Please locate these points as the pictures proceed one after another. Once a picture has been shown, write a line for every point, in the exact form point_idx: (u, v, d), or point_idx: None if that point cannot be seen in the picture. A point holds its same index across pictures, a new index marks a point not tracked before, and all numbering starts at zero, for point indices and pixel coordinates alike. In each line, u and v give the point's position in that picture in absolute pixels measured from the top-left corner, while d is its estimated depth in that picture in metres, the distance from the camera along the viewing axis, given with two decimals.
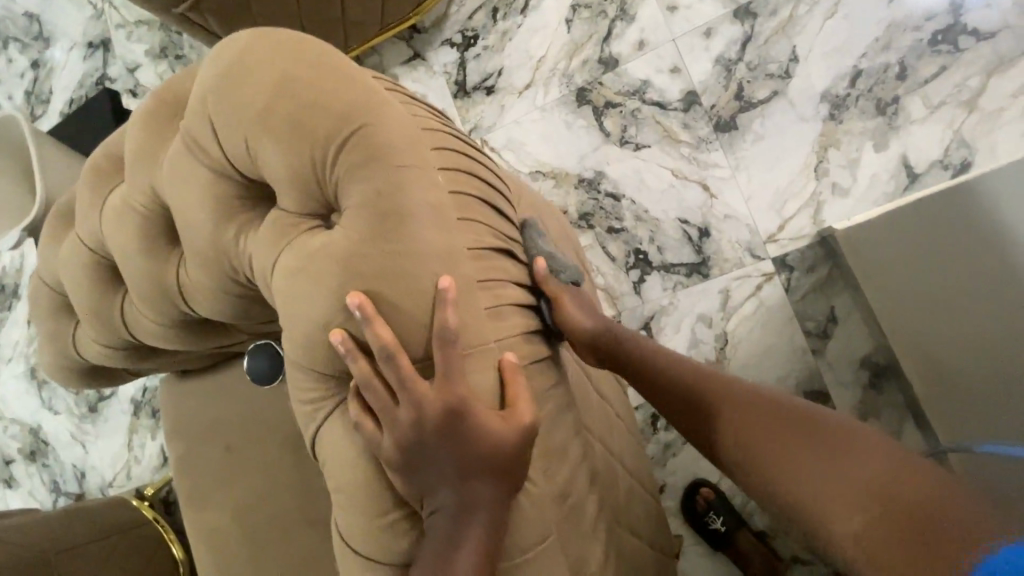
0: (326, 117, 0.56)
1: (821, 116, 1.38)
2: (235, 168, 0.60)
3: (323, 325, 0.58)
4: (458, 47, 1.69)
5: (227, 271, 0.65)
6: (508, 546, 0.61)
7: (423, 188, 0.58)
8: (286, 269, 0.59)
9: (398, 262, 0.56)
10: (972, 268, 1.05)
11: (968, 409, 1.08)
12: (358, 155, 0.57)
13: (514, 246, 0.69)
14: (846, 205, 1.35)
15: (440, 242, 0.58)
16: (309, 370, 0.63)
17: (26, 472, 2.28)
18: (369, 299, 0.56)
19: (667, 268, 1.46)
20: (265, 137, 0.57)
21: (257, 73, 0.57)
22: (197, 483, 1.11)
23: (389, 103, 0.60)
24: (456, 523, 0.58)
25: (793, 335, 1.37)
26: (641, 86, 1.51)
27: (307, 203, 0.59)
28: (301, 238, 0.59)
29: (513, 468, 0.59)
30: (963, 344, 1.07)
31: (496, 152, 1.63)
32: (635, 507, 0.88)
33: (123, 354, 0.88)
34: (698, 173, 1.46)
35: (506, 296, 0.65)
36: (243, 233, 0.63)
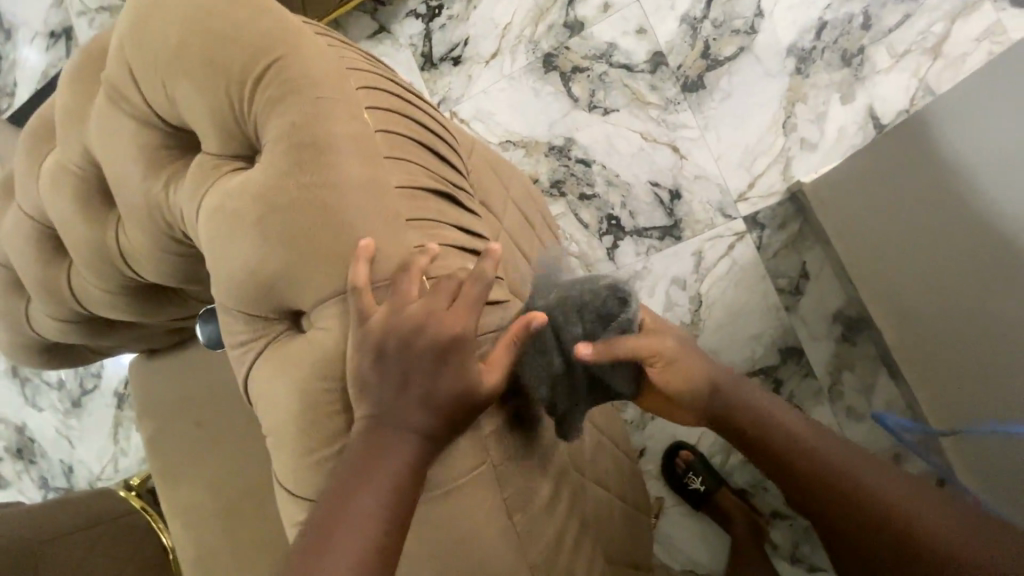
0: (239, 54, 0.59)
1: (788, 70, 1.37)
2: (156, 114, 0.63)
3: (249, 267, 0.60)
4: (423, 18, 1.67)
5: (161, 225, 0.67)
6: (448, 484, 0.61)
7: (344, 120, 0.60)
8: (210, 210, 0.61)
9: (318, 194, 0.57)
10: (926, 213, 1.03)
11: (938, 349, 1.08)
12: (274, 88, 0.59)
13: (457, 191, 0.69)
14: (815, 160, 1.35)
15: (364, 173, 0.59)
16: (242, 314, 0.64)
17: (15, 471, 2.26)
18: (290, 236, 0.58)
19: (640, 232, 1.46)
20: (180, 78, 0.60)
21: (170, 19, 0.61)
22: (170, 461, 1.10)
23: (313, 42, 0.63)
24: (383, 442, 0.56)
25: (765, 293, 1.37)
26: (608, 49, 1.49)
27: (227, 145, 0.62)
28: (221, 178, 0.62)
29: (448, 405, 0.57)
30: (924, 284, 1.07)
31: (465, 124, 1.61)
32: (599, 458, 0.89)
33: (77, 328, 0.88)
34: (667, 135, 1.44)
35: (444, 237, 0.63)
36: (171, 183, 0.65)
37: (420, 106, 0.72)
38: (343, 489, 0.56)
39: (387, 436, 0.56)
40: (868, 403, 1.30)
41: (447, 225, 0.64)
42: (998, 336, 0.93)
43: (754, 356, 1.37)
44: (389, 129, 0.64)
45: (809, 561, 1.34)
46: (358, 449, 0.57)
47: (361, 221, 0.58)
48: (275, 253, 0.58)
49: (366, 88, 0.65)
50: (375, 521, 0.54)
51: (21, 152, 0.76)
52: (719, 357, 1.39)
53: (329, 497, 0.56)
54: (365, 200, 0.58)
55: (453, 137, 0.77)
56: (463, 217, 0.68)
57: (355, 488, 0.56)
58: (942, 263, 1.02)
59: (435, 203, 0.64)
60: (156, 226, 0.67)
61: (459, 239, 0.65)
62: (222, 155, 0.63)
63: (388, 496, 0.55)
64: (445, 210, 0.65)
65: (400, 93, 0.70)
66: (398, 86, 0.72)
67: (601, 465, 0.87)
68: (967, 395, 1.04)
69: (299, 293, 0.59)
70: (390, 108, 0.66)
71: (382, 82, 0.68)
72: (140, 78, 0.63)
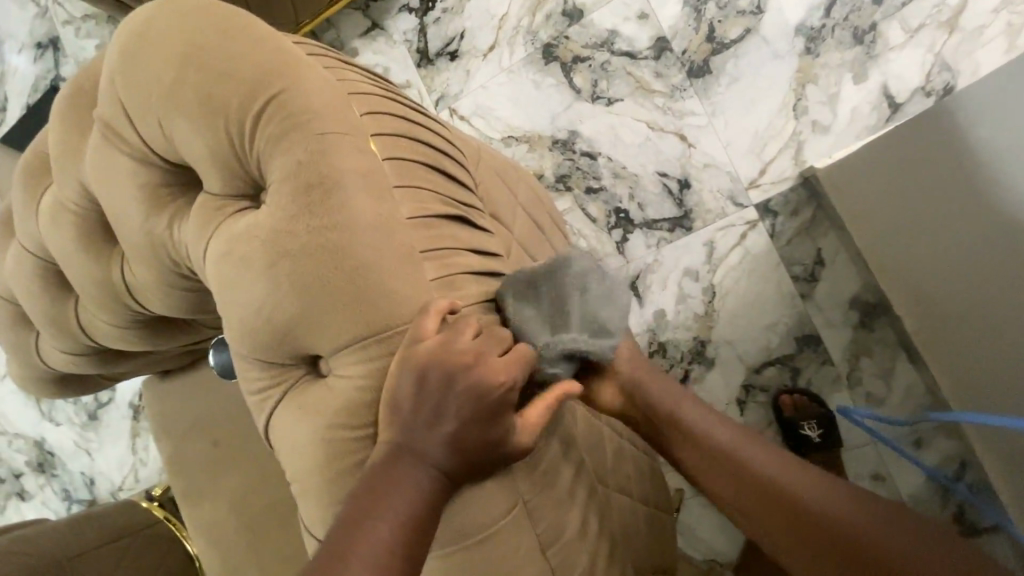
0: (238, 92, 0.57)
1: (797, 51, 1.33)
2: (156, 152, 0.62)
3: (260, 309, 0.58)
4: (417, 12, 1.62)
5: (168, 264, 0.65)
6: (470, 523, 0.60)
7: (350, 155, 0.58)
8: (217, 252, 0.60)
9: (331, 235, 0.56)
10: (946, 199, 1.01)
11: (957, 338, 1.07)
12: (275, 126, 0.57)
13: (470, 213, 0.67)
14: (827, 143, 1.31)
15: (375, 209, 0.58)
16: (254, 358, 0.63)
17: (36, 485, 2.29)
18: (300, 279, 0.56)
19: (650, 224, 1.43)
20: (180, 118, 0.58)
21: (166, 58, 0.59)
22: (190, 481, 1.10)
23: (312, 72, 0.61)
24: (407, 475, 0.54)
25: (780, 281, 1.34)
26: (609, 36, 1.45)
27: (231, 183, 0.61)
28: (228, 220, 0.60)
29: (467, 445, 0.54)
30: (943, 274, 1.05)
31: (465, 120, 1.58)
32: (623, 465, 0.88)
33: (89, 360, 0.87)
34: (674, 124, 1.41)
35: (459, 266, 0.62)
36: (175, 222, 0.63)
37: (428, 125, 0.70)
38: (358, 524, 0.52)
39: (410, 468, 0.54)
40: (888, 388, 1.29)
41: (461, 253, 0.63)
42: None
43: (770, 345, 1.35)
44: (395, 156, 0.62)
45: None
46: (376, 480, 0.54)
47: (370, 257, 0.56)
48: (289, 296, 0.57)
49: (370, 115, 0.63)
50: (393, 561, 0.50)
51: (18, 187, 0.75)
52: (734, 348, 1.37)
53: (342, 533, 0.52)
54: (375, 235, 0.57)
55: (463, 155, 0.75)
56: (476, 240, 0.66)
57: (372, 524, 0.52)
58: (965, 249, 1.00)
59: (446, 229, 0.63)
60: (162, 260, 0.66)
61: (473, 266, 0.63)
62: (223, 194, 0.61)
63: (410, 532, 0.52)
64: (457, 236, 0.63)
65: (406, 114, 0.68)
66: (408, 105, 0.70)
67: (625, 472, 0.86)
68: (992, 384, 1.02)
69: (314, 336, 0.58)
70: (395, 132, 0.64)
71: (387, 105, 0.66)
72: (135, 111, 0.61)
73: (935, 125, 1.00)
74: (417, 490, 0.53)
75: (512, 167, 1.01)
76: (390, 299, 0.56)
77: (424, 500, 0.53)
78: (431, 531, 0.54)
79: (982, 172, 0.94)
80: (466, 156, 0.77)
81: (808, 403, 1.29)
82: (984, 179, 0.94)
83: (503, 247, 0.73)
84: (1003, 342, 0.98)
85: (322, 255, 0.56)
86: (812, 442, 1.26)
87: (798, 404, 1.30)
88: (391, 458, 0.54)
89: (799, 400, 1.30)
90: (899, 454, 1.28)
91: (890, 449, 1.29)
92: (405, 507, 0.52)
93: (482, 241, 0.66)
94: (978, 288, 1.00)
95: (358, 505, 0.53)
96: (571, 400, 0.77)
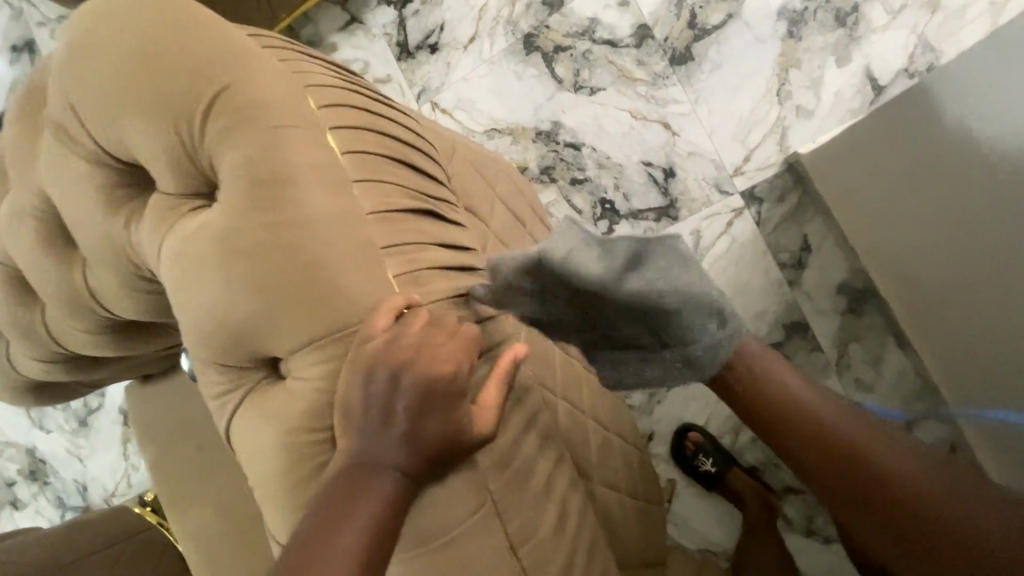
0: (186, 89, 0.56)
1: (780, 35, 1.31)
2: (106, 152, 0.60)
3: (216, 312, 0.57)
4: (396, 5, 1.60)
5: (128, 266, 0.64)
6: (440, 523, 0.59)
7: (306, 151, 0.58)
8: (171, 253, 0.59)
9: (286, 232, 0.56)
10: (924, 183, 1.01)
11: (942, 319, 1.07)
12: (225, 123, 0.57)
13: (438, 208, 0.67)
14: (812, 128, 1.30)
15: (332, 204, 0.57)
16: (213, 362, 0.62)
17: (29, 493, 2.27)
18: (253, 278, 0.56)
19: (636, 215, 1.41)
20: (129, 117, 0.57)
21: (112, 56, 0.58)
22: (174, 487, 1.09)
23: (264, 68, 0.60)
24: (361, 485, 0.52)
25: (768, 269, 1.33)
26: (590, 25, 1.43)
27: (186, 183, 0.59)
28: (182, 219, 0.59)
29: (425, 440, 0.54)
30: (925, 256, 1.05)
31: (448, 114, 1.55)
32: (610, 458, 0.87)
33: (61, 367, 0.86)
34: (657, 112, 1.39)
35: (425, 261, 0.61)
36: (132, 225, 0.62)
37: (394, 119, 0.70)
38: (312, 540, 0.51)
39: (366, 476, 0.53)
40: (877, 374, 1.28)
41: (427, 247, 0.63)
42: (1007, 307, 0.92)
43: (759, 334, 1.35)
44: (358, 151, 0.62)
45: (822, 534, 1.35)
46: (329, 494, 0.52)
47: (330, 253, 0.56)
48: (243, 296, 0.56)
49: (333, 110, 0.63)
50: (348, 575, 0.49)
51: None
52: None
53: (297, 548, 0.51)
54: (334, 231, 0.57)
55: (434, 148, 0.75)
56: (444, 234, 0.66)
57: (327, 538, 0.50)
58: (945, 233, 1.00)
59: (412, 224, 0.63)
60: (122, 263, 0.65)
61: (441, 259, 0.63)
62: (179, 193, 0.60)
63: (368, 540, 0.51)
64: (424, 230, 0.63)
65: (371, 108, 0.67)
66: (372, 100, 0.69)
67: (611, 466, 0.85)
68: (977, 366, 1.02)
69: (271, 336, 0.57)
70: (360, 128, 0.64)
71: (351, 101, 0.66)
72: (85, 112, 0.59)
73: (917, 108, 0.99)
74: (373, 499, 0.52)
75: (491, 159, 0.99)
76: (351, 294, 0.56)
77: (381, 509, 0.52)
78: (391, 538, 0.52)
79: (959, 155, 0.94)
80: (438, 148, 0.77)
81: None
82: (963, 164, 0.93)
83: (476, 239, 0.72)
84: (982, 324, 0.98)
85: (274, 256, 0.55)
86: None
87: None
88: (346, 468, 0.53)
89: None
90: None
91: None
92: (361, 518, 0.51)
93: (450, 235, 0.66)
94: (958, 273, 1.00)
95: (312, 520, 0.52)
96: (550, 395, 0.76)
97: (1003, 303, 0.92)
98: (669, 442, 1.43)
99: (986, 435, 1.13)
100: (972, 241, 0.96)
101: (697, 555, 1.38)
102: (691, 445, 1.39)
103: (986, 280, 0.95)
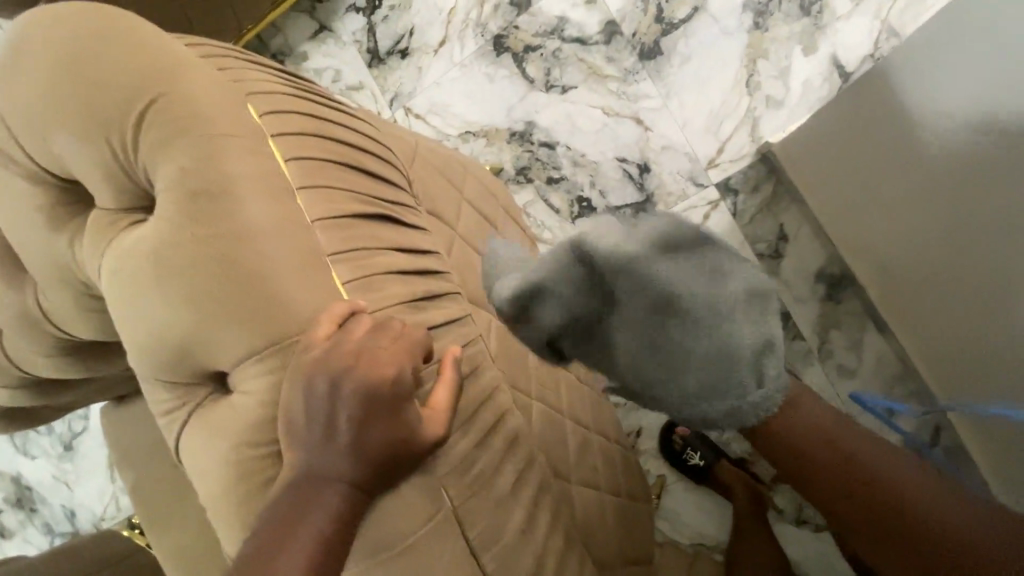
0: (116, 99, 0.56)
1: (746, 26, 1.32)
2: (44, 168, 0.60)
3: (157, 326, 0.57)
4: (364, 12, 1.59)
5: (76, 284, 0.64)
6: (394, 533, 0.58)
7: (245, 159, 0.57)
8: (111, 269, 0.58)
9: (227, 242, 0.55)
10: (891, 168, 1.01)
11: (916, 299, 1.08)
12: (159, 133, 0.56)
13: (393, 211, 0.66)
14: (782, 117, 1.31)
15: (275, 211, 0.57)
16: (161, 378, 0.61)
17: (15, 521, 2.22)
18: (192, 290, 0.55)
19: (613, 212, 1.41)
20: (61, 131, 0.57)
21: (39, 70, 0.57)
22: (154, 507, 1.07)
23: (201, 76, 0.60)
24: (310, 496, 0.52)
25: (746, 260, 1.33)
26: (558, 23, 1.43)
27: (126, 198, 0.59)
28: (121, 234, 0.59)
29: (370, 449, 0.53)
30: (894, 238, 1.07)
31: (421, 119, 1.55)
32: (590, 457, 0.86)
33: (24, 392, 0.84)
34: (629, 108, 1.39)
35: (377, 266, 0.61)
36: (76, 243, 0.61)
37: (345, 123, 0.69)
38: (259, 555, 0.50)
39: (314, 488, 0.52)
40: (859, 360, 1.29)
41: (380, 252, 0.62)
42: (976, 290, 0.92)
43: None
44: (305, 159, 0.61)
45: (812, 522, 1.36)
46: (278, 506, 0.52)
47: (273, 264, 0.56)
48: (184, 310, 0.56)
49: (278, 118, 0.62)
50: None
51: None
52: None
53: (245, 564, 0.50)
54: (278, 241, 0.56)
55: (389, 151, 0.74)
56: (399, 238, 0.65)
57: (275, 551, 0.50)
58: (912, 218, 1.01)
59: (363, 230, 0.62)
60: (70, 282, 0.64)
61: (394, 264, 0.62)
62: (117, 209, 0.60)
63: (315, 552, 0.50)
64: (376, 235, 0.63)
65: (319, 114, 0.67)
66: (323, 105, 0.69)
67: (590, 465, 0.85)
68: (953, 344, 1.03)
69: (214, 349, 0.57)
70: (307, 135, 0.63)
71: (297, 107, 0.65)
72: (20, 129, 0.58)
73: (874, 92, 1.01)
74: (322, 510, 0.51)
75: (461, 161, 0.98)
76: (295, 304, 0.56)
77: (330, 520, 0.51)
78: (341, 551, 0.52)
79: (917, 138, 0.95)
80: (394, 151, 0.76)
81: None
82: (922, 150, 0.94)
83: (436, 241, 0.72)
84: (953, 301, 0.99)
85: (216, 268, 0.55)
86: None
87: None
88: (294, 482, 0.53)
89: None
90: (875, 424, 1.28)
91: (865, 420, 1.29)
92: (310, 528, 0.51)
93: (404, 240, 0.65)
94: (927, 257, 1.00)
95: (261, 533, 0.51)
96: (522, 396, 0.75)
97: (972, 286, 0.93)
98: (657, 436, 1.43)
99: (968, 416, 1.13)
100: (934, 226, 0.96)
101: (690, 550, 1.37)
102: (678, 437, 1.39)
103: (953, 264, 0.96)
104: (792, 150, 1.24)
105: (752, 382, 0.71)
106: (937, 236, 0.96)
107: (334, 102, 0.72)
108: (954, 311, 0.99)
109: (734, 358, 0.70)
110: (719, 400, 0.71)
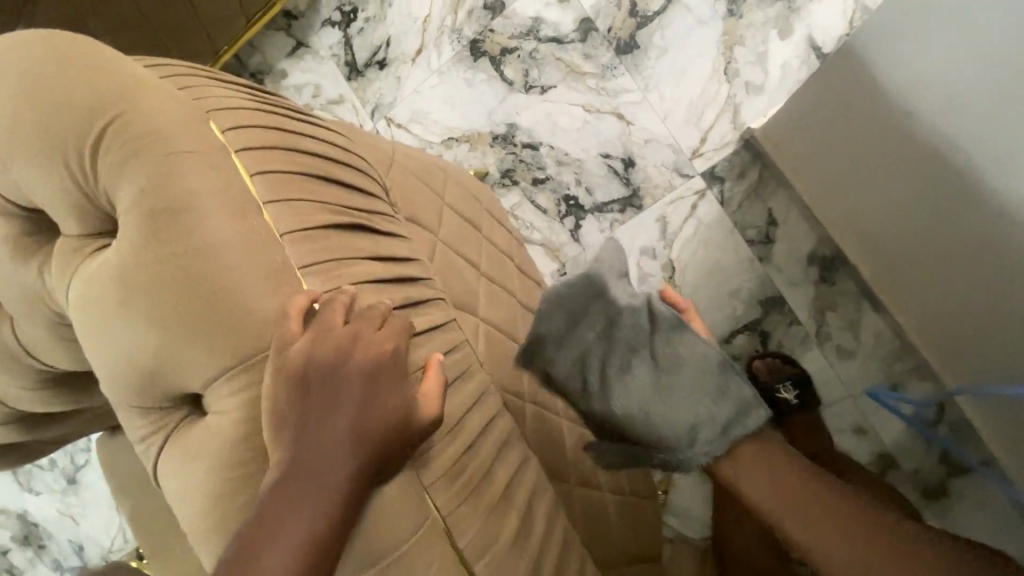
0: (71, 124, 0.56)
1: (720, 15, 1.32)
2: (6, 198, 0.59)
3: (125, 351, 0.57)
4: (340, 25, 1.59)
5: (47, 313, 0.63)
6: (384, 533, 0.57)
7: (204, 175, 0.57)
8: (76, 297, 0.58)
9: (189, 260, 0.55)
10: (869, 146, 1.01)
11: (913, 271, 1.06)
12: (115, 155, 0.56)
13: (366, 219, 0.66)
14: (762, 102, 1.30)
15: (233, 227, 0.56)
16: (134, 404, 0.61)
17: (23, 560, 2.20)
18: (156, 312, 0.55)
19: (600, 208, 1.41)
20: (19, 160, 0.56)
21: None
22: (157, 535, 1.06)
23: (165, 93, 0.60)
24: (299, 494, 0.52)
25: (737, 247, 1.33)
26: (533, 24, 1.44)
27: (89, 221, 0.59)
28: (85, 260, 0.59)
29: (365, 435, 0.54)
30: (885, 211, 1.05)
31: (404, 128, 1.54)
32: (588, 455, 0.85)
33: (14, 428, 0.83)
34: (609, 103, 1.39)
35: (351, 275, 0.61)
36: (49, 273, 0.62)
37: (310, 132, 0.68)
38: (248, 552, 0.51)
39: (302, 484, 0.52)
40: (858, 341, 1.28)
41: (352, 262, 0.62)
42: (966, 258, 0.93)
43: (736, 314, 1.33)
44: (269, 172, 0.61)
45: None
46: (267, 502, 0.52)
47: (244, 283, 0.56)
48: (149, 332, 0.55)
49: (241, 133, 0.62)
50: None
51: None
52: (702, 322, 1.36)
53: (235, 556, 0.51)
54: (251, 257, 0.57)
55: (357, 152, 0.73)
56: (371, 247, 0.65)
57: (265, 546, 0.51)
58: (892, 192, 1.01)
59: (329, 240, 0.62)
60: (45, 311, 0.64)
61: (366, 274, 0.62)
62: (82, 235, 0.60)
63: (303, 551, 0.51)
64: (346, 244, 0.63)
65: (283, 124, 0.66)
66: (293, 117, 0.69)
67: (589, 464, 0.84)
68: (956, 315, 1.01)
69: (183, 371, 0.56)
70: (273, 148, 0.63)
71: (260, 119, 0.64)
72: None
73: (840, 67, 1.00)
74: (312, 509, 0.52)
75: (443, 169, 0.98)
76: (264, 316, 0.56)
77: (319, 520, 0.52)
78: (328, 551, 0.52)
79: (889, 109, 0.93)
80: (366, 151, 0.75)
81: (781, 363, 1.29)
82: (903, 129, 0.92)
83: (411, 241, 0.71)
84: (950, 271, 0.97)
85: (185, 284, 0.55)
86: (789, 404, 1.26)
87: (771, 367, 1.29)
88: (282, 479, 0.53)
89: (773, 363, 1.29)
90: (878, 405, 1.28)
91: (869, 401, 1.28)
92: (299, 526, 0.52)
93: (378, 248, 0.65)
94: (914, 229, 1.00)
95: (250, 529, 0.52)
96: (513, 398, 0.76)
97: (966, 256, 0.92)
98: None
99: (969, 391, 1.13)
100: (920, 202, 0.95)
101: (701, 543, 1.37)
102: None
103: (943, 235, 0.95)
104: (774, 133, 1.23)
105: (698, 439, 0.76)
106: (928, 204, 0.95)
107: (298, 112, 0.71)
108: (954, 280, 0.97)
109: (704, 422, 0.75)
110: (671, 435, 0.76)
